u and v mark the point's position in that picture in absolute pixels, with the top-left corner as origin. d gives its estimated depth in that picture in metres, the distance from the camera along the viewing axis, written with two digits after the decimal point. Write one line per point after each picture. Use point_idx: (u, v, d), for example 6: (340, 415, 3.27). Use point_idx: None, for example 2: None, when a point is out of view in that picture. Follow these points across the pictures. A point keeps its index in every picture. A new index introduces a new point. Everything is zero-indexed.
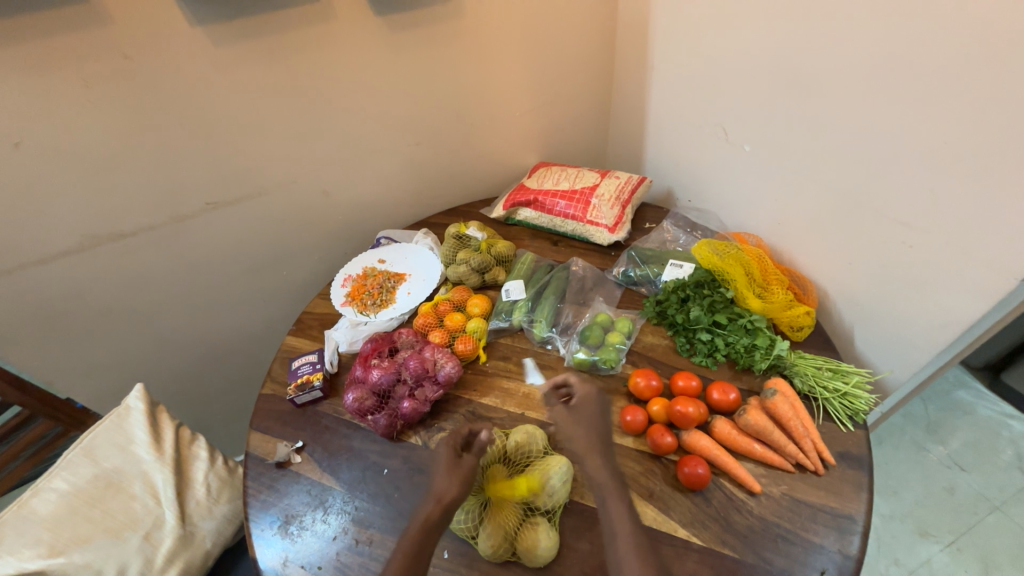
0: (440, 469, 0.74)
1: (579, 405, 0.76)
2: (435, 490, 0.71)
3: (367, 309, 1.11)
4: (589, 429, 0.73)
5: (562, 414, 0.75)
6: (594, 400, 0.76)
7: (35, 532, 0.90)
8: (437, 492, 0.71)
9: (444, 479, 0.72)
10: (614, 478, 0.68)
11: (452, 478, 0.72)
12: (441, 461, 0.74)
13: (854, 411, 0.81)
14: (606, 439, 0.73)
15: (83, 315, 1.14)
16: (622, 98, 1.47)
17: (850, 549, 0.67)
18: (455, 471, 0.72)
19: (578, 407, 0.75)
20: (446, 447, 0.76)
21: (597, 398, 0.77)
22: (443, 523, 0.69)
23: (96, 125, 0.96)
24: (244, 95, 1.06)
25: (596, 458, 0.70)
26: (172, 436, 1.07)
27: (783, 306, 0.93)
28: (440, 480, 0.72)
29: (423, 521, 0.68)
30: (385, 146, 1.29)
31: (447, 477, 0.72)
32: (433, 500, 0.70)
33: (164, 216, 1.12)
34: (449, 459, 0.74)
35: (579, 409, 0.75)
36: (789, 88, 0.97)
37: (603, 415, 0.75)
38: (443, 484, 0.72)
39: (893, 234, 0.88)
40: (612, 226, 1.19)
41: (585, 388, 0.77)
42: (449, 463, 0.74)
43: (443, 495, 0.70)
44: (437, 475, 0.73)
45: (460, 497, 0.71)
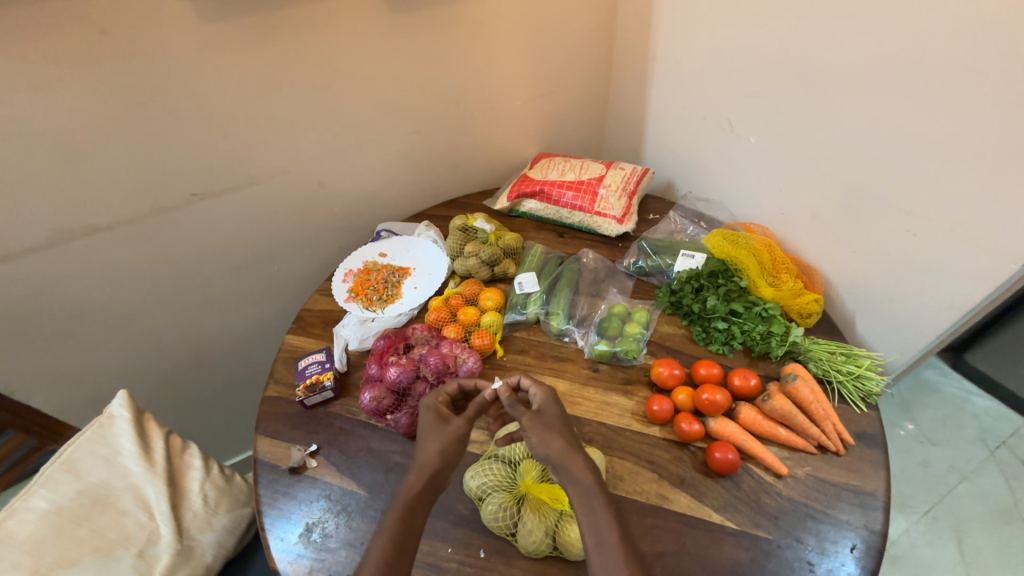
0: (424, 432, 0.72)
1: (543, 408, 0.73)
2: (419, 458, 0.70)
3: (373, 305, 1.07)
4: (560, 428, 0.71)
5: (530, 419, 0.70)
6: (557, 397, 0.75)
7: (13, 557, 0.81)
8: (422, 458, 0.69)
9: (427, 442, 0.71)
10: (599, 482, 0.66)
11: (437, 438, 0.71)
12: (425, 422, 0.73)
13: (866, 393, 0.85)
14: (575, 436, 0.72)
15: (53, 318, 1.04)
16: (620, 88, 1.47)
17: (875, 524, 0.70)
18: (440, 430, 0.71)
19: (544, 410, 0.73)
20: (432, 411, 0.74)
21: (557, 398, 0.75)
22: (428, 493, 0.68)
23: (68, 106, 0.87)
24: (234, 78, 0.99)
25: (582, 461, 0.67)
26: (163, 445, 0.99)
27: (793, 294, 0.95)
28: (423, 443, 0.71)
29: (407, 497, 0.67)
30: (383, 135, 1.24)
31: (431, 439, 0.71)
32: (416, 469, 0.69)
33: (144, 207, 1.03)
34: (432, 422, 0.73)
35: (544, 413, 0.73)
36: (794, 80, 0.99)
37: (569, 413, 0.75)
38: (430, 448, 0.70)
39: (897, 223, 0.92)
40: (620, 218, 1.19)
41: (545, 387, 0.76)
42: (432, 426, 0.72)
43: (430, 460, 0.69)
44: (422, 438, 0.71)
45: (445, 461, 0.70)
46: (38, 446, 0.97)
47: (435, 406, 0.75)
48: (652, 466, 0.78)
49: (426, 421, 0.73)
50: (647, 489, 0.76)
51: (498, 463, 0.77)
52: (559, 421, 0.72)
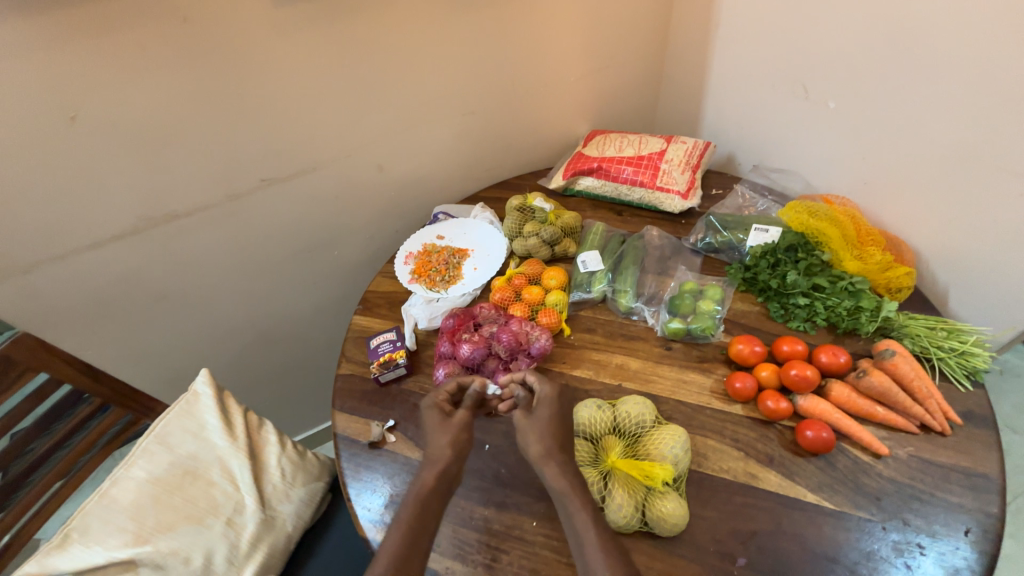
0: (431, 426, 0.75)
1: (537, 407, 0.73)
2: (433, 451, 0.72)
3: (437, 285, 1.08)
4: (551, 432, 0.71)
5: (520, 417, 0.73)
6: (558, 395, 0.74)
7: (119, 522, 0.88)
8: (432, 451, 0.72)
9: (437, 435, 0.74)
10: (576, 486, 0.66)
11: (448, 430, 0.74)
12: (430, 418, 0.75)
13: (971, 370, 0.79)
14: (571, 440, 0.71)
15: (139, 300, 1.11)
16: (678, 59, 1.41)
17: (990, 508, 0.66)
18: (451, 424, 0.74)
19: (537, 411, 0.73)
20: (433, 409, 0.76)
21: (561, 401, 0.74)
22: (441, 487, 0.69)
23: (154, 95, 0.90)
24: (300, 62, 1.00)
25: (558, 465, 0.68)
26: (242, 422, 1.04)
27: (882, 268, 0.90)
28: (432, 435, 0.74)
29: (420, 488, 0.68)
30: (439, 117, 1.23)
31: (440, 433, 0.74)
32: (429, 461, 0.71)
33: (220, 193, 1.07)
34: (437, 416, 0.75)
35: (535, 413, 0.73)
36: (884, 36, 0.91)
37: (568, 416, 0.74)
38: (440, 440, 0.73)
39: (1008, 186, 0.84)
40: (684, 193, 1.15)
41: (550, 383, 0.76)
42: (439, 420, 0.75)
43: (444, 451, 0.72)
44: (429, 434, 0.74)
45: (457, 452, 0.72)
46: (133, 421, 1.02)
47: (437, 404, 0.77)
48: (738, 444, 0.76)
49: (433, 416, 0.75)
50: (734, 467, 0.74)
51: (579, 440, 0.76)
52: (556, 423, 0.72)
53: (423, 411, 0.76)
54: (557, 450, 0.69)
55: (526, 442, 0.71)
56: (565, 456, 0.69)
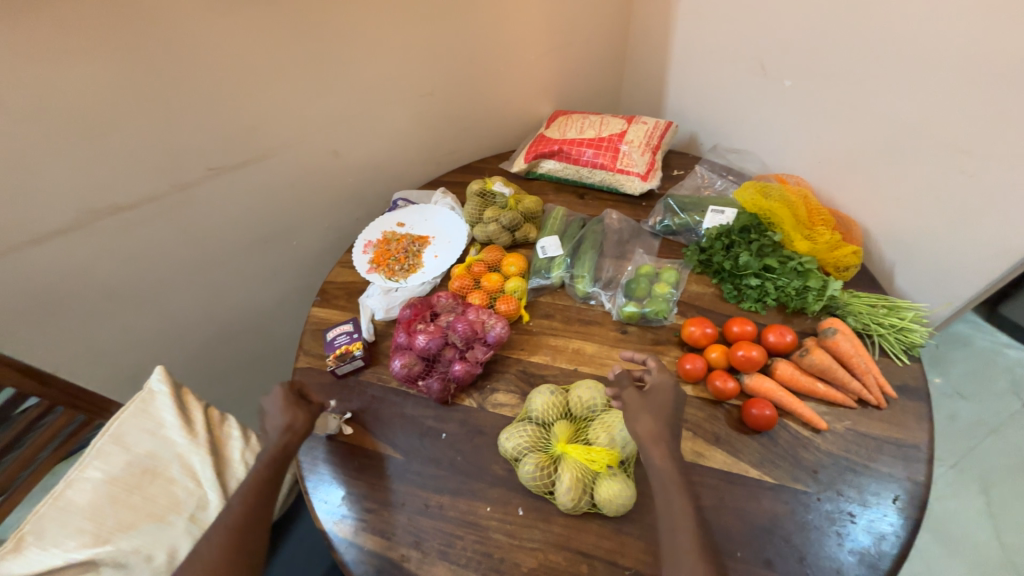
0: (280, 406, 0.79)
1: (651, 391, 0.71)
2: (283, 423, 0.77)
3: (396, 275, 1.06)
4: (663, 418, 0.68)
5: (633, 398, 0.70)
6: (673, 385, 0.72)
7: (76, 523, 0.86)
8: (274, 426, 0.77)
9: (278, 415, 0.78)
10: (676, 473, 0.64)
11: (291, 412, 0.78)
12: (280, 399, 0.79)
13: (908, 345, 0.82)
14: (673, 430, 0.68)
15: (86, 300, 1.04)
16: (640, 36, 1.38)
17: (918, 475, 0.69)
18: (293, 406, 0.79)
19: (651, 393, 0.71)
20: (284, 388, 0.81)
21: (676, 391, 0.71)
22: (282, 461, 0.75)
23: (78, 79, 0.83)
24: (241, 43, 0.94)
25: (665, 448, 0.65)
26: (202, 417, 1.03)
27: (831, 247, 0.91)
28: (280, 413, 0.78)
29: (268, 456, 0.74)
30: (395, 99, 1.19)
31: (293, 410, 0.78)
32: (288, 431, 0.76)
33: (163, 184, 1.01)
34: (288, 398, 0.79)
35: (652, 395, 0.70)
36: (838, 15, 0.91)
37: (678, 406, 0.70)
38: (280, 420, 0.77)
39: (951, 164, 0.86)
40: (644, 175, 1.15)
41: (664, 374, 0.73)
42: (289, 402, 0.79)
43: (293, 426, 0.77)
44: (273, 409, 0.78)
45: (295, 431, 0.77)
46: (84, 422, 1.00)
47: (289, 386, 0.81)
48: (687, 424, 0.78)
49: (276, 398, 0.79)
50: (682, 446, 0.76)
51: (532, 425, 0.78)
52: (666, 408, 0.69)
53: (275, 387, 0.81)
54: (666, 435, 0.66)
55: (636, 421, 0.68)
56: (671, 443, 0.66)
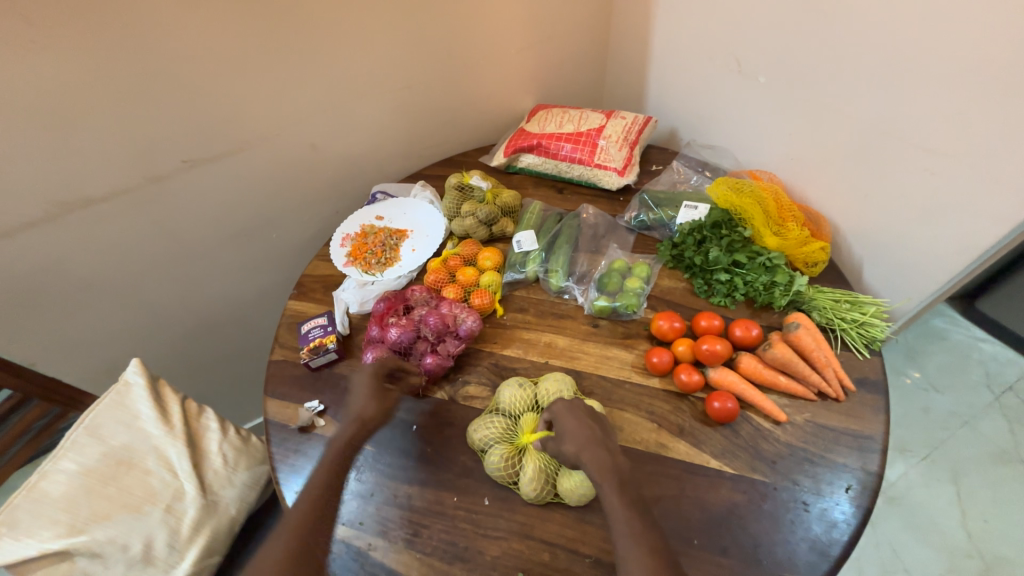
0: (360, 393, 0.82)
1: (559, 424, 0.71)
2: (355, 411, 0.81)
3: (372, 268, 1.06)
4: (585, 437, 0.69)
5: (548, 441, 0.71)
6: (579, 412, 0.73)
7: (50, 513, 0.84)
8: (358, 411, 0.81)
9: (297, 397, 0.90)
10: (611, 481, 0.65)
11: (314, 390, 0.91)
12: (361, 386, 0.83)
13: (869, 339, 0.84)
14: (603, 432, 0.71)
15: (60, 292, 1.03)
16: (623, 30, 1.38)
17: (871, 466, 0.71)
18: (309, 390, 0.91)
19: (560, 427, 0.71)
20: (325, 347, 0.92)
21: (582, 413, 0.72)
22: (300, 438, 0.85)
23: (43, 70, 0.82)
24: (213, 34, 0.93)
25: (595, 459, 0.67)
26: (179, 409, 1.00)
27: (799, 243, 0.93)
28: (360, 400, 0.82)
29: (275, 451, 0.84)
30: (374, 91, 1.18)
31: (368, 399, 0.81)
32: (355, 420, 0.80)
33: (136, 176, 1.00)
34: (372, 385, 0.83)
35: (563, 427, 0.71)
36: (810, 12, 0.91)
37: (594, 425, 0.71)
38: (299, 399, 0.90)
39: (916, 162, 0.87)
40: (621, 170, 1.15)
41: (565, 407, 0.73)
42: (371, 388, 0.83)
43: (365, 415, 0.80)
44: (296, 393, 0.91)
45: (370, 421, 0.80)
46: (46, 428, 0.98)
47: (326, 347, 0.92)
48: (652, 416, 0.79)
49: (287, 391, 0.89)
50: (646, 438, 0.77)
51: (500, 417, 0.79)
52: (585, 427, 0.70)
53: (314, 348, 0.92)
54: (592, 449, 0.68)
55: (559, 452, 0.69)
56: (600, 453, 0.67)
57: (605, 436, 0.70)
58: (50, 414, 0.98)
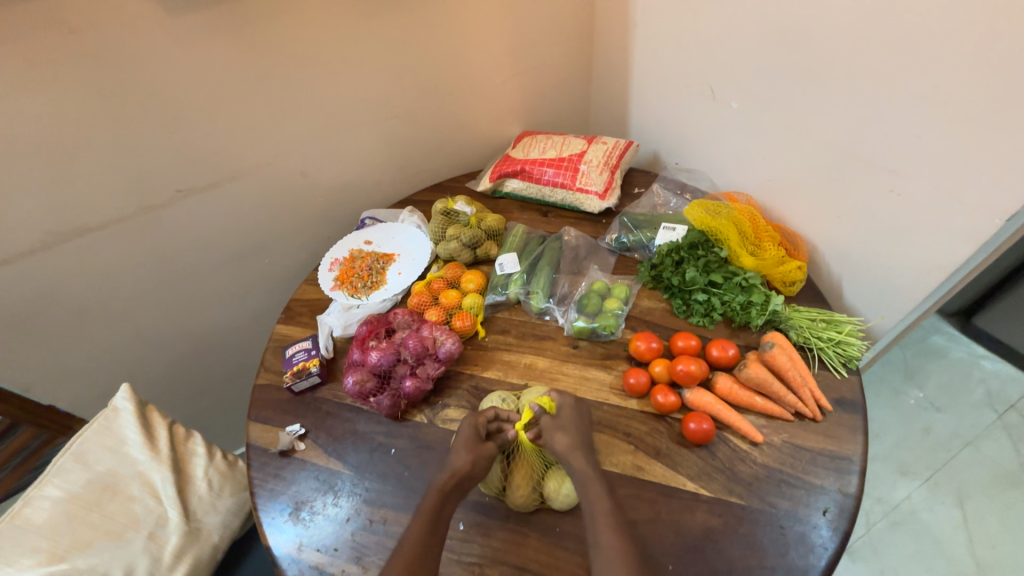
0: (461, 441, 0.74)
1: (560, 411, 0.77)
2: (450, 462, 0.72)
3: (358, 292, 1.08)
4: (577, 432, 0.75)
5: (548, 420, 0.75)
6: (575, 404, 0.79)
7: (32, 541, 0.83)
8: (452, 463, 0.72)
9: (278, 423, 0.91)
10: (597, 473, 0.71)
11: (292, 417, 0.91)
12: (462, 433, 0.75)
13: (846, 358, 0.85)
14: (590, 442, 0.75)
15: (55, 318, 1.06)
16: (604, 60, 1.44)
17: (849, 487, 0.70)
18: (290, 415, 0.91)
19: (562, 412, 0.77)
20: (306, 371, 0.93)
21: (580, 409, 0.79)
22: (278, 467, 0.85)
23: (45, 108, 0.87)
24: (207, 72, 0.98)
25: (584, 454, 0.72)
26: (166, 435, 0.99)
27: (776, 263, 0.94)
28: (457, 451, 0.73)
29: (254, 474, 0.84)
30: (363, 122, 1.23)
31: (465, 449, 0.73)
32: (448, 471, 0.71)
33: (131, 206, 1.04)
34: (471, 432, 0.75)
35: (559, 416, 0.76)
36: (774, 42, 0.96)
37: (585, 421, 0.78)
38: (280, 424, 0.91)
39: (883, 184, 0.89)
40: (602, 193, 1.18)
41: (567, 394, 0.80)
42: (470, 436, 0.75)
43: (458, 466, 0.71)
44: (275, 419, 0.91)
45: (473, 471, 0.71)
46: (20, 464, 1.00)
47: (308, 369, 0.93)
48: (629, 438, 0.79)
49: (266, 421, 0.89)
50: (622, 460, 0.77)
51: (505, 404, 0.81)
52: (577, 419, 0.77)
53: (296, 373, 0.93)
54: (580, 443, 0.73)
55: (552, 438, 0.73)
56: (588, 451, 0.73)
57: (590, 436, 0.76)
58: (31, 446, 1.02)
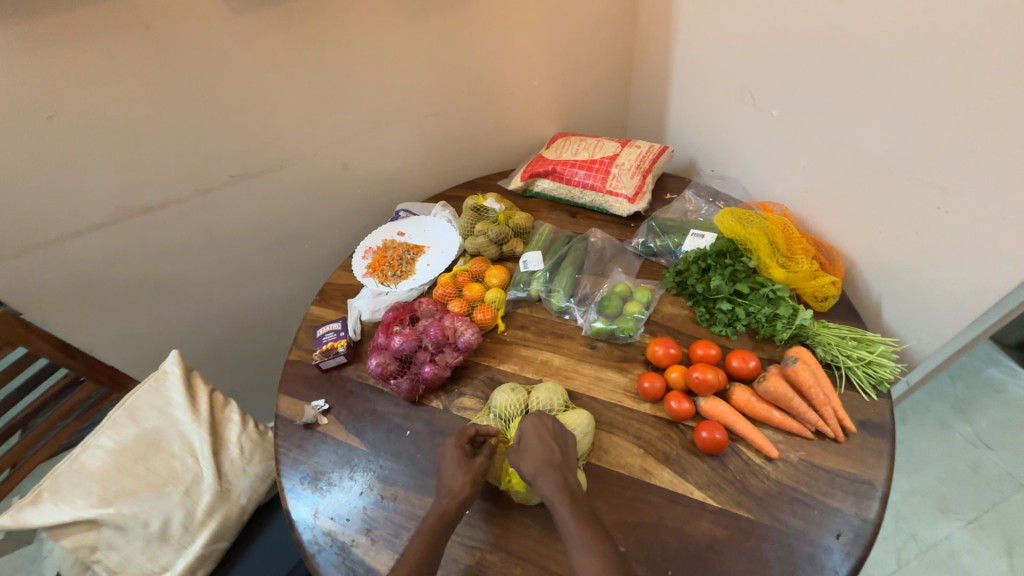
0: (450, 464, 0.75)
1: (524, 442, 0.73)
2: (445, 485, 0.73)
3: (388, 280, 1.13)
4: (544, 457, 0.70)
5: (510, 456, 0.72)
6: (542, 432, 0.74)
7: (86, 484, 0.91)
8: (448, 488, 0.72)
9: (305, 397, 0.97)
10: (568, 495, 0.67)
11: (318, 393, 0.97)
12: (449, 458, 0.76)
13: (877, 380, 0.81)
14: (567, 459, 0.72)
15: (118, 287, 1.17)
16: (645, 63, 1.43)
17: (868, 513, 0.68)
18: (317, 391, 0.97)
19: (525, 444, 0.72)
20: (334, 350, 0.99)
21: (547, 433, 0.74)
22: (298, 442, 0.90)
23: (122, 96, 0.96)
24: (262, 67, 1.06)
25: (553, 478, 0.68)
26: (206, 400, 1.06)
27: (808, 276, 0.91)
28: (450, 474, 0.74)
29: (279, 448, 0.90)
30: (403, 118, 1.28)
31: (456, 470, 0.74)
32: (447, 494, 0.72)
33: (189, 188, 1.13)
34: (459, 454, 0.76)
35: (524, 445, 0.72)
36: (820, 51, 0.93)
37: (557, 444, 0.73)
38: (307, 397, 0.97)
39: (928, 200, 0.84)
40: (632, 197, 1.17)
41: (533, 429, 0.74)
42: (459, 458, 0.75)
43: (456, 490, 0.72)
44: (303, 394, 0.97)
45: (472, 493, 0.72)
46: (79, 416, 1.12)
47: (336, 349, 0.99)
48: (639, 441, 0.79)
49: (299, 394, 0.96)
50: (631, 462, 0.77)
51: (492, 419, 0.83)
52: (544, 443, 0.72)
53: (325, 351, 0.99)
54: (549, 466, 0.70)
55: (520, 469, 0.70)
56: (558, 474, 0.69)
57: (565, 455, 0.72)
58: (85, 405, 1.13)
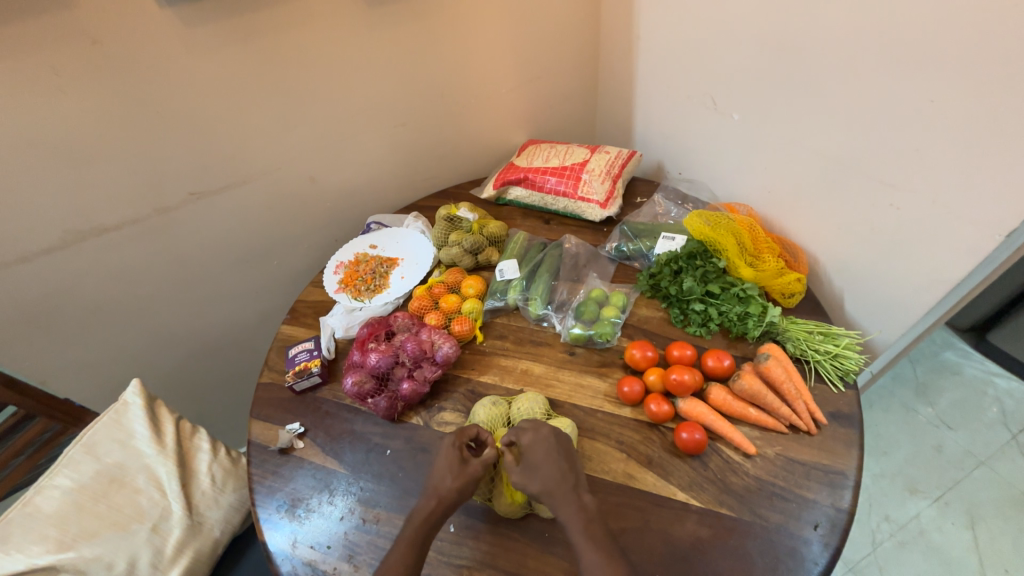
0: (442, 464, 0.73)
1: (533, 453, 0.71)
2: (433, 485, 0.71)
3: (361, 295, 1.10)
4: (555, 472, 0.69)
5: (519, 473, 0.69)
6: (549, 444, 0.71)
7: (42, 528, 0.85)
8: (436, 490, 0.71)
9: (278, 421, 0.93)
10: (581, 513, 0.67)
11: (293, 416, 0.93)
12: (443, 457, 0.73)
13: (844, 372, 0.84)
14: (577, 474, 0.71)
15: (70, 314, 1.10)
16: (610, 69, 1.45)
17: (842, 503, 0.70)
18: (291, 414, 0.94)
19: (533, 456, 0.70)
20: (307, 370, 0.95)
21: (556, 444, 0.72)
22: (273, 468, 0.86)
23: (68, 114, 0.91)
24: (221, 81, 1.02)
25: (568, 497, 0.68)
26: (172, 429, 1.00)
27: (775, 274, 0.94)
28: (439, 475, 0.72)
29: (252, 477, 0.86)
30: (370, 129, 1.26)
31: (445, 471, 0.72)
32: (433, 496, 0.70)
33: (146, 208, 1.08)
34: (450, 457, 0.73)
35: (533, 458, 0.70)
36: (775, 57, 0.96)
37: (563, 458, 0.71)
38: (281, 421, 0.93)
39: (880, 198, 0.89)
40: (603, 202, 1.19)
41: (538, 441, 0.71)
42: (450, 462, 0.72)
43: (443, 491, 0.70)
44: (276, 417, 0.94)
45: (459, 496, 0.70)
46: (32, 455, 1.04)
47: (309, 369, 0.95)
48: (621, 446, 0.80)
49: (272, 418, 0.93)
50: (615, 468, 0.77)
51: None
52: (554, 457, 0.70)
53: (297, 371, 0.96)
54: (562, 483, 0.69)
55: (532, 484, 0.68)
56: (570, 492, 0.68)
57: (573, 468, 0.71)
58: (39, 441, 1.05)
